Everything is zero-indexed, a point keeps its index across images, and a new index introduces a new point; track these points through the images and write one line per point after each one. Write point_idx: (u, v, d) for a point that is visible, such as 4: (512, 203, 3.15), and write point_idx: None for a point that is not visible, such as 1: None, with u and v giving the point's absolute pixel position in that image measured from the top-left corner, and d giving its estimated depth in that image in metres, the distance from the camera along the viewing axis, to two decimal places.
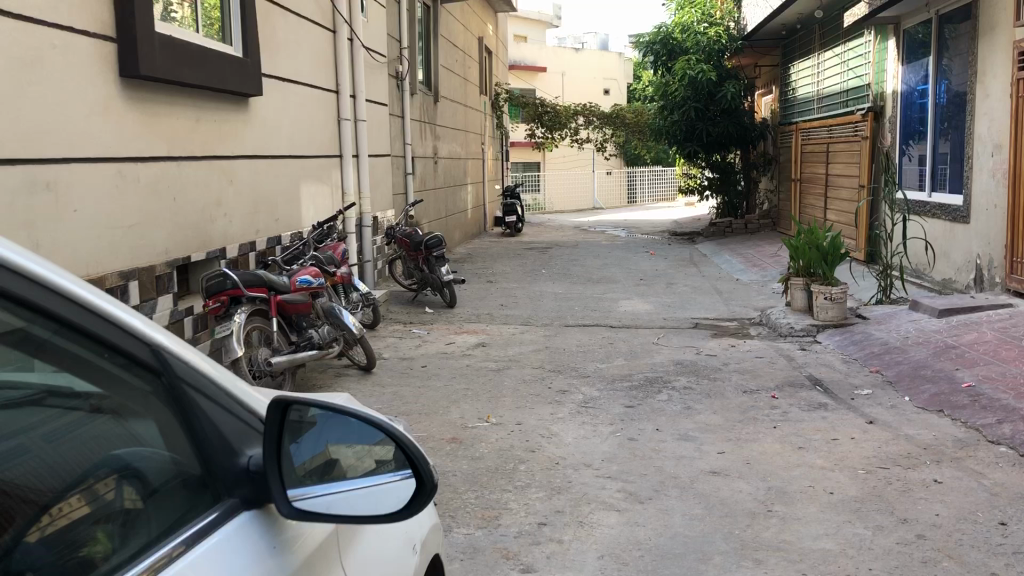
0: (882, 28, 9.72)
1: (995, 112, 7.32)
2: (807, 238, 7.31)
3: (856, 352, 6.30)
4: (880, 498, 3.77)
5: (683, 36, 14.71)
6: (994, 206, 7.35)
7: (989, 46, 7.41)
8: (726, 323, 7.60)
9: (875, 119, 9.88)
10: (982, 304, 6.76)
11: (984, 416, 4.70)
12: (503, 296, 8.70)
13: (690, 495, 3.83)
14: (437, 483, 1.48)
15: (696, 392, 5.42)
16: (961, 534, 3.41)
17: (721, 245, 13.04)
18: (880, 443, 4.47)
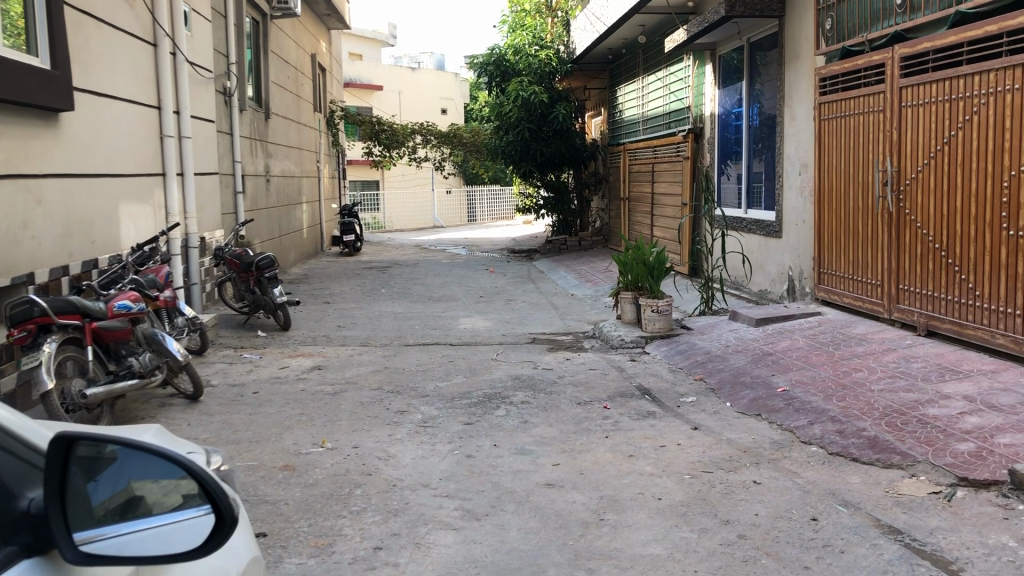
0: (700, 53, 10.26)
1: (801, 134, 7.87)
2: (635, 253, 7.58)
3: (682, 361, 6.58)
4: (704, 501, 3.94)
5: (516, 58, 15.01)
6: (803, 221, 7.88)
7: (794, 73, 7.97)
8: (561, 337, 7.77)
9: (695, 139, 10.41)
10: (793, 313, 7.22)
11: (796, 418, 5.01)
12: (340, 317, 8.56)
13: (526, 509, 3.87)
14: (240, 518, 1.44)
15: (532, 406, 5.50)
16: (778, 531, 3.61)
17: (556, 261, 13.37)
18: (705, 448, 4.68)
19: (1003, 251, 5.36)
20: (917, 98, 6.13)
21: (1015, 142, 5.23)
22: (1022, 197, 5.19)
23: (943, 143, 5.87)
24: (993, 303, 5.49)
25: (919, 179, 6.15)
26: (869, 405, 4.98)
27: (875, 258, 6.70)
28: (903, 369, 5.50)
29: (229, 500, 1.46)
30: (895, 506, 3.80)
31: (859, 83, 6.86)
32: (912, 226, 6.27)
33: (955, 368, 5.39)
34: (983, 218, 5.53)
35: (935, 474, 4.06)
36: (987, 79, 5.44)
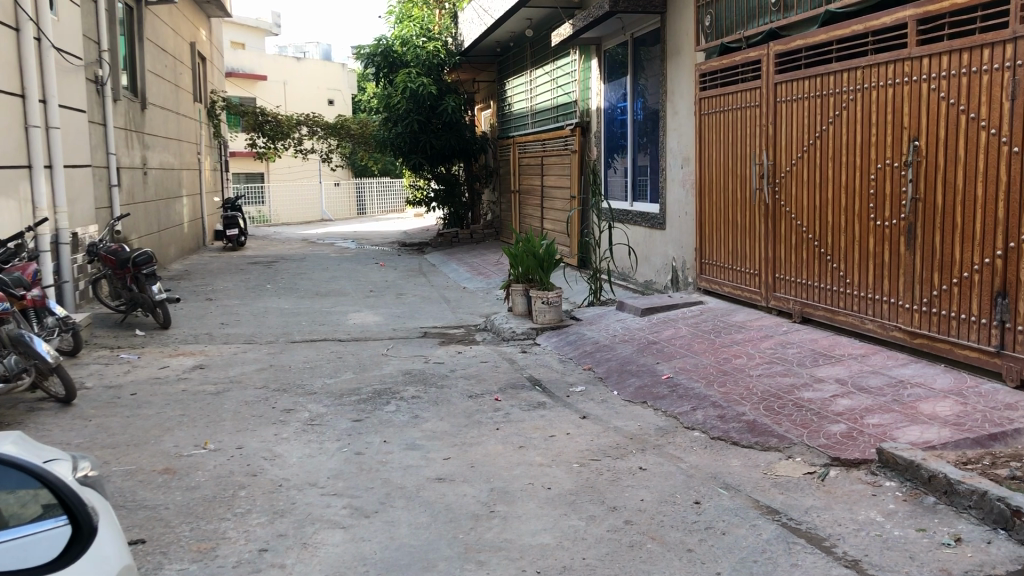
0: (586, 48, 10.39)
1: (683, 128, 8.08)
2: (524, 245, 7.63)
3: (571, 352, 6.66)
4: (592, 489, 4.01)
5: (404, 50, 14.88)
6: (685, 213, 8.10)
7: (675, 69, 8.17)
8: (452, 330, 7.76)
9: (582, 133, 10.55)
10: (678, 303, 7.42)
11: (681, 404, 5.15)
12: (224, 314, 8.31)
13: (416, 504, 3.85)
14: (90, 526, 1.73)
15: (423, 401, 5.47)
16: (663, 515, 3.70)
17: (448, 254, 13.34)
18: (593, 436, 4.75)
19: (871, 241, 5.64)
20: (791, 94, 6.38)
21: (880, 137, 5.50)
22: (886, 189, 5.47)
23: (815, 138, 6.13)
24: (862, 290, 5.76)
25: (793, 172, 6.41)
26: (749, 390, 5.16)
27: (753, 248, 6.95)
28: (780, 355, 5.73)
29: (79, 510, 1.74)
30: (773, 487, 3.95)
31: (736, 79, 7.09)
32: (787, 217, 6.52)
33: (827, 353, 5.64)
34: (852, 209, 5.79)
35: (809, 455, 4.24)
36: (855, 77, 5.70)
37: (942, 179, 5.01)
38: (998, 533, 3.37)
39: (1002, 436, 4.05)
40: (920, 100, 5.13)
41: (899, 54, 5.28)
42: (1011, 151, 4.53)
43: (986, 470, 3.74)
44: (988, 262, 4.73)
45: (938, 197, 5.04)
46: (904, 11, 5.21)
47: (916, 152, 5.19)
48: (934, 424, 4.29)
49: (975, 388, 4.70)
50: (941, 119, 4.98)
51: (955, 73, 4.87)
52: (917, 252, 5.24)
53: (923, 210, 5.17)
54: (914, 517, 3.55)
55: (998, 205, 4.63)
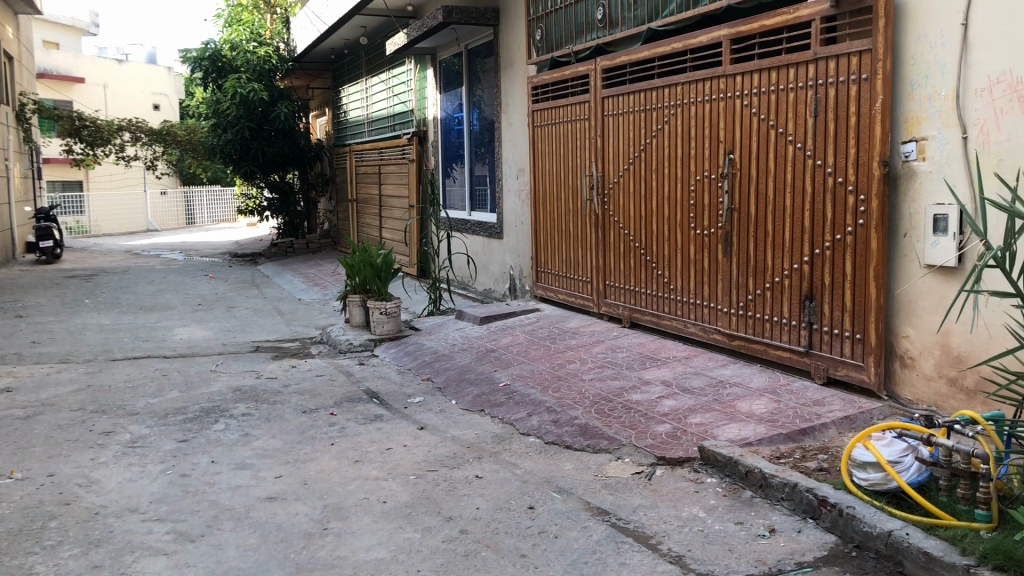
0: (421, 58, 10.40)
1: (517, 139, 8.22)
2: (361, 256, 7.52)
3: (409, 362, 6.63)
4: (428, 500, 3.99)
5: (233, 54, 14.39)
6: (521, 222, 8.24)
7: (509, 81, 8.31)
8: (286, 344, 7.56)
9: (419, 142, 10.55)
10: (515, 310, 7.53)
11: (517, 411, 5.22)
12: (36, 332, 7.76)
13: (245, 526, 3.71)
14: None
15: (254, 418, 5.29)
16: (497, 522, 3.73)
17: (284, 265, 13.02)
18: (429, 447, 4.74)
19: (692, 249, 5.92)
20: (618, 108, 6.61)
21: (699, 150, 5.79)
22: (705, 200, 5.76)
23: (640, 150, 6.38)
24: (685, 296, 6.04)
25: (621, 183, 6.65)
26: (581, 395, 5.30)
27: (585, 256, 7.16)
28: (611, 359, 5.92)
29: None
30: (603, 489, 4.06)
31: (567, 92, 7.28)
32: (616, 226, 6.75)
33: (655, 356, 5.87)
34: (674, 219, 6.07)
35: (638, 455, 4.39)
36: (675, 92, 5.97)
37: (755, 190, 5.32)
38: (806, 521, 3.60)
39: (810, 430, 4.33)
40: (735, 116, 5.44)
41: (715, 72, 5.57)
42: (814, 164, 4.87)
43: (796, 463, 4.00)
44: (796, 267, 5.05)
45: (752, 208, 5.35)
46: (718, 31, 5.50)
47: (732, 164, 5.49)
48: (750, 421, 4.54)
49: (787, 385, 5.01)
50: (753, 134, 5.29)
51: (765, 91, 5.18)
52: (734, 259, 5.54)
53: (738, 219, 5.47)
54: (732, 510, 3.75)
55: (805, 214, 4.96)
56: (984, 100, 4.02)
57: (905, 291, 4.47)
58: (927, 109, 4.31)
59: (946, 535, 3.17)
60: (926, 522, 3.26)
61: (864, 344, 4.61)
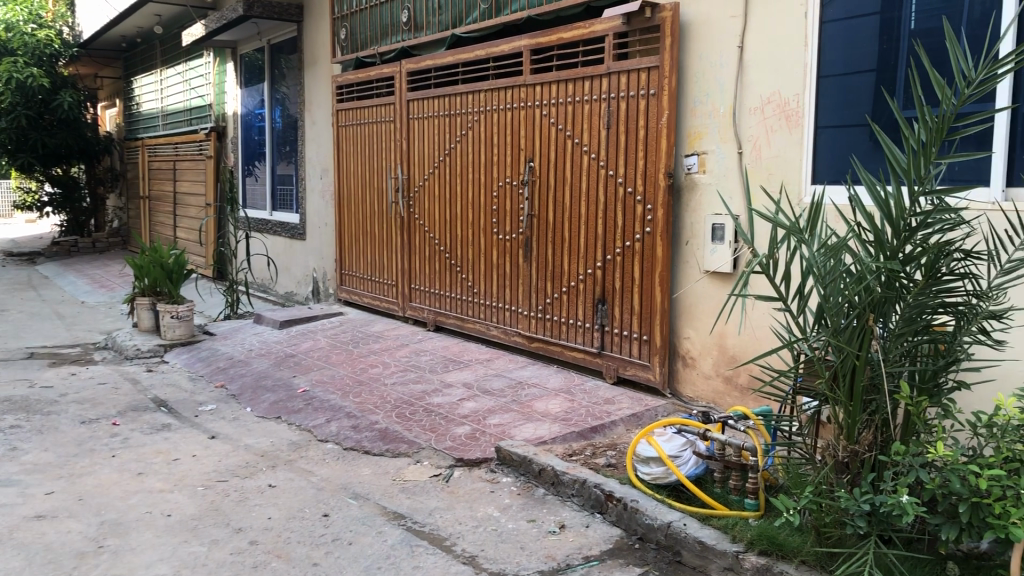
0: (220, 51, 9.99)
1: (321, 139, 8.06)
2: (151, 256, 7.13)
3: (202, 368, 6.33)
4: (216, 512, 3.82)
5: (9, 36, 13.05)
6: (325, 224, 8.09)
7: (313, 79, 8.14)
8: (65, 350, 7.02)
9: (218, 138, 10.12)
10: (317, 314, 7.37)
11: (315, 417, 5.10)
12: None
13: (7, 548, 3.40)
14: None
15: (24, 431, 4.88)
16: (290, 531, 3.63)
17: (66, 265, 12.12)
18: (220, 456, 4.54)
19: (494, 253, 6.02)
20: (422, 111, 6.62)
21: (501, 156, 5.89)
22: (507, 205, 5.87)
23: (444, 154, 6.42)
24: (487, 299, 6.13)
25: (425, 186, 6.66)
26: (382, 399, 5.25)
27: (390, 259, 7.12)
28: (413, 363, 5.91)
29: None
30: (400, 492, 4.05)
31: (372, 94, 7.21)
32: (420, 229, 6.76)
33: (456, 359, 5.92)
34: (477, 223, 6.15)
35: (436, 458, 4.40)
36: (478, 99, 6.05)
37: (553, 197, 5.48)
38: (595, 516, 3.75)
39: (601, 428, 4.51)
40: (534, 125, 5.58)
41: (516, 81, 5.69)
42: (607, 174, 5.07)
43: (586, 460, 4.14)
44: (590, 272, 5.25)
45: (550, 214, 5.51)
46: (519, 41, 5.62)
47: (532, 171, 5.63)
48: (546, 420, 4.66)
49: (581, 385, 5.19)
50: (552, 142, 5.45)
51: (563, 101, 5.35)
52: (533, 263, 5.69)
53: (538, 225, 5.62)
54: (525, 508, 3.83)
55: (598, 221, 5.16)
56: (757, 118, 4.33)
57: (687, 294, 4.74)
58: (708, 124, 4.59)
59: (719, 524, 3.38)
60: (701, 512, 3.47)
61: (651, 345, 4.85)
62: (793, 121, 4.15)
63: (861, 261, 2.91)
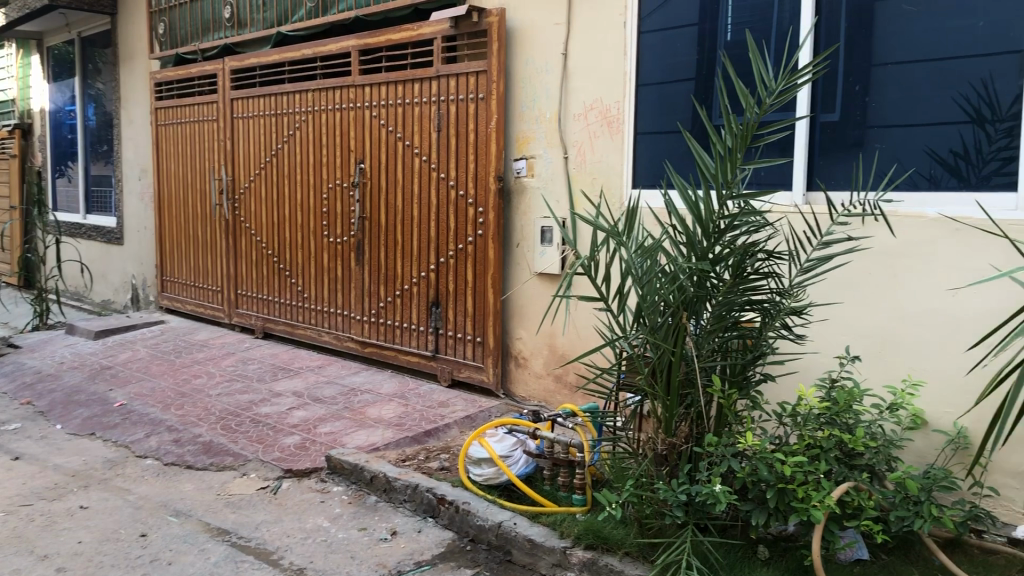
0: (24, 43, 9.32)
1: (139, 138, 7.65)
2: None
3: (5, 385, 5.86)
4: (19, 539, 3.54)
5: None
6: (144, 228, 7.69)
7: (128, 75, 7.71)
8: None
9: (23, 135, 9.52)
10: (136, 323, 6.99)
11: (133, 432, 4.82)
12: None
13: None
14: None
15: None
16: (102, 555, 3.41)
17: None
18: (25, 479, 4.21)
19: (324, 257, 5.90)
20: (247, 111, 6.40)
21: (330, 158, 5.78)
22: (337, 208, 5.76)
23: (271, 155, 6.23)
24: (318, 304, 6.00)
25: (251, 188, 6.44)
26: (206, 411, 5.03)
27: (215, 264, 6.85)
28: (240, 372, 5.70)
29: None
30: (224, 507, 3.88)
31: (193, 92, 6.91)
32: (247, 233, 6.53)
33: (286, 367, 5.75)
34: (307, 227, 6.00)
35: (263, 470, 4.25)
36: (305, 99, 5.91)
37: (384, 200, 5.43)
38: (426, 521, 3.73)
39: (434, 432, 4.49)
40: (364, 126, 5.50)
41: (344, 81, 5.60)
42: (437, 176, 5.07)
43: (419, 465, 4.12)
44: (423, 275, 5.23)
45: (381, 217, 5.46)
46: (347, 41, 5.53)
47: (362, 173, 5.55)
48: (378, 427, 4.60)
49: (415, 389, 5.17)
50: (382, 144, 5.39)
51: (392, 103, 5.31)
52: (365, 266, 5.61)
53: (369, 228, 5.55)
54: (356, 517, 3.77)
55: (430, 223, 5.14)
56: (581, 124, 4.44)
57: (517, 296, 4.81)
58: (534, 129, 4.67)
59: (548, 521, 3.44)
60: (531, 510, 3.52)
61: (483, 346, 4.89)
62: (614, 127, 4.29)
63: (675, 262, 3.03)
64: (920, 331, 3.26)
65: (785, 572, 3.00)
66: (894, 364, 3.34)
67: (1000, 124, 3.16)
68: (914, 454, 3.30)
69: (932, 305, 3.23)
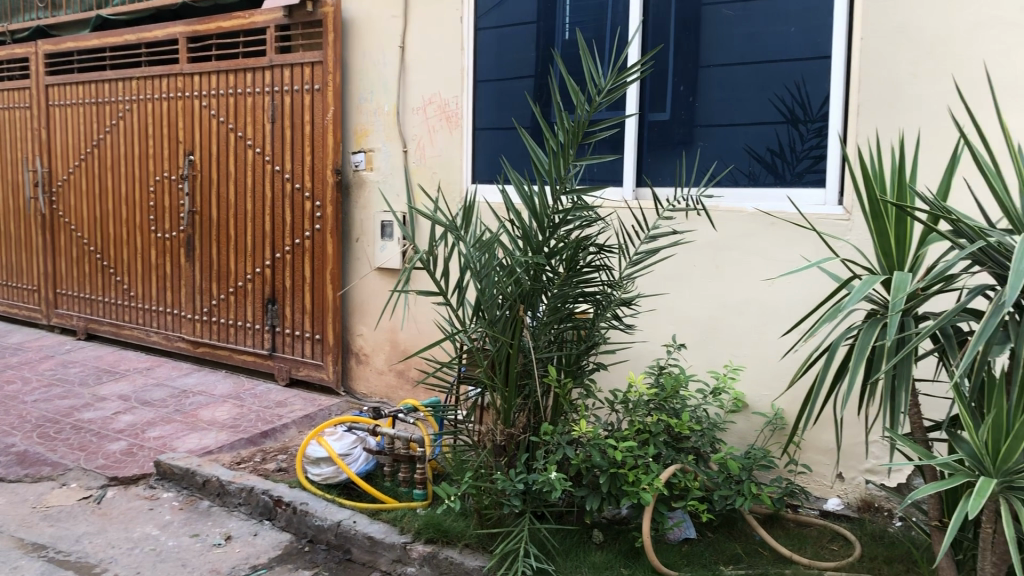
0: None
1: None
2: None
3: None
4: None
5: None
6: None
7: None
8: None
9: None
10: None
11: None
12: None
13: None
14: None
15: None
16: None
17: None
18: None
19: (152, 253, 5.63)
20: (64, 98, 6.02)
21: (157, 149, 5.51)
22: (166, 202, 5.50)
23: (92, 146, 5.88)
24: (146, 302, 5.71)
25: (70, 181, 6.06)
26: (20, 419, 4.69)
27: (30, 262, 6.41)
28: (59, 376, 5.35)
29: None
30: (41, 521, 3.63)
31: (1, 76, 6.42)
32: (66, 229, 6.15)
33: (111, 370, 5.45)
34: (133, 222, 5.71)
35: (85, 479, 4.01)
36: (130, 87, 5.60)
37: (216, 194, 5.23)
38: (263, 523, 3.63)
39: (271, 433, 4.37)
40: (193, 116, 5.28)
41: (171, 69, 5.35)
42: (273, 169, 4.93)
43: (255, 467, 4.00)
44: (258, 272, 5.08)
45: (213, 212, 5.25)
46: (173, 27, 5.29)
47: (192, 166, 5.33)
48: (212, 429, 4.44)
49: (251, 390, 5.01)
50: (213, 135, 5.19)
51: (223, 93, 5.12)
52: (196, 263, 5.39)
53: (200, 222, 5.33)
54: (188, 524, 3.62)
55: (266, 218, 4.99)
56: (419, 118, 4.42)
57: (356, 292, 4.75)
58: (372, 122, 4.61)
59: (388, 518, 3.42)
60: (371, 508, 3.49)
61: (323, 344, 4.80)
62: (453, 122, 4.29)
63: (511, 255, 3.06)
64: (740, 320, 3.45)
65: (618, 554, 3.11)
66: (717, 351, 3.52)
67: (812, 125, 3.40)
68: (736, 435, 3.50)
69: (750, 295, 3.42)
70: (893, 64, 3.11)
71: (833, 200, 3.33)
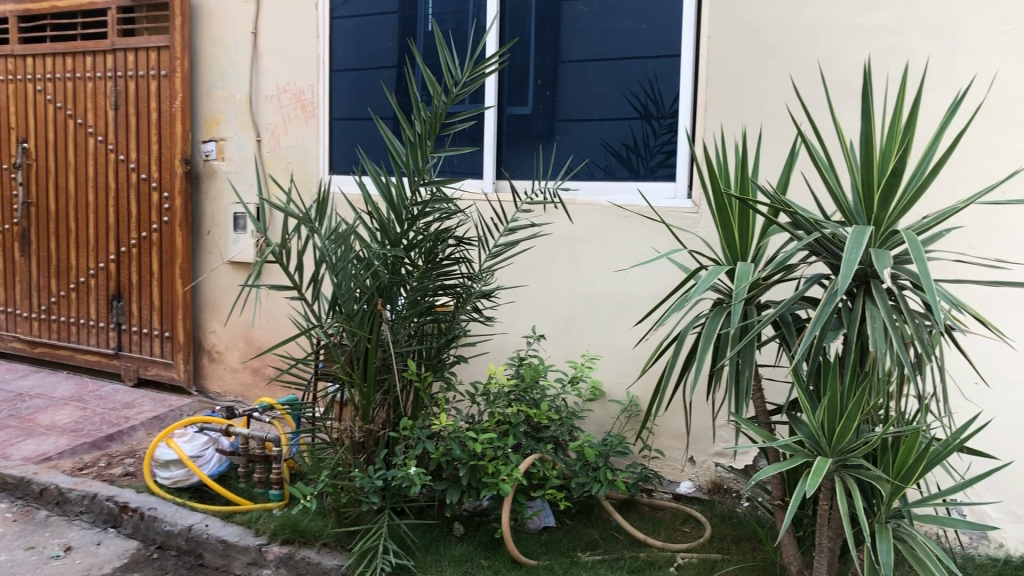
0: None
1: None
2: None
3: None
4: None
5: None
6: None
7: None
8: None
9: None
10: None
11: None
12: None
13: None
14: None
15: None
16: None
17: None
18: None
19: None
20: None
21: None
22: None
23: None
24: None
25: None
26: None
27: None
28: None
29: None
30: None
31: None
32: None
33: None
34: None
35: None
36: None
37: (53, 184, 4.92)
38: (107, 532, 3.45)
39: (116, 436, 4.15)
40: (27, 101, 4.95)
41: (1, 51, 4.99)
42: (116, 158, 4.68)
43: (99, 472, 3.79)
44: (102, 266, 4.81)
45: (50, 203, 4.94)
46: (3, 5, 4.94)
47: (26, 154, 4.99)
48: (51, 434, 4.17)
49: (95, 391, 4.75)
50: (49, 122, 4.88)
51: (60, 77, 4.82)
52: (32, 258, 5.06)
53: (36, 215, 5.01)
54: (23, 536, 3.39)
55: (109, 210, 4.73)
56: (273, 107, 4.29)
57: (208, 287, 4.57)
58: (223, 110, 4.44)
59: (243, 520, 3.31)
60: (224, 510, 3.36)
61: (173, 342, 4.60)
62: (308, 111, 4.18)
63: (368, 248, 2.99)
64: (597, 310, 3.51)
65: (478, 545, 3.11)
66: (575, 341, 3.58)
67: (664, 121, 3.49)
68: (593, 423, 3.57)
69: (606, 286, 3.49)
70: (737, 63, 3.23)
71: (683, 193, 3.44)
